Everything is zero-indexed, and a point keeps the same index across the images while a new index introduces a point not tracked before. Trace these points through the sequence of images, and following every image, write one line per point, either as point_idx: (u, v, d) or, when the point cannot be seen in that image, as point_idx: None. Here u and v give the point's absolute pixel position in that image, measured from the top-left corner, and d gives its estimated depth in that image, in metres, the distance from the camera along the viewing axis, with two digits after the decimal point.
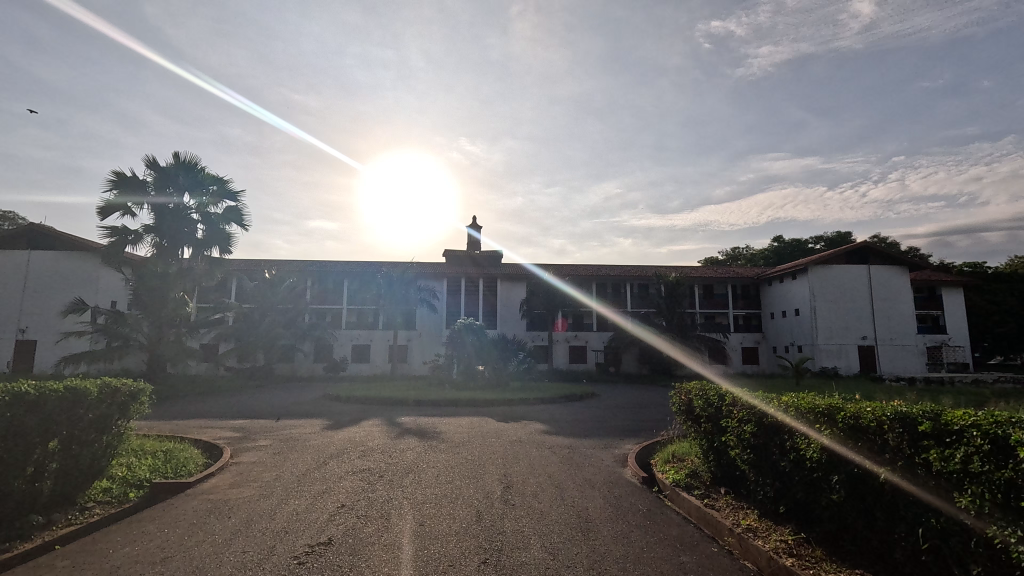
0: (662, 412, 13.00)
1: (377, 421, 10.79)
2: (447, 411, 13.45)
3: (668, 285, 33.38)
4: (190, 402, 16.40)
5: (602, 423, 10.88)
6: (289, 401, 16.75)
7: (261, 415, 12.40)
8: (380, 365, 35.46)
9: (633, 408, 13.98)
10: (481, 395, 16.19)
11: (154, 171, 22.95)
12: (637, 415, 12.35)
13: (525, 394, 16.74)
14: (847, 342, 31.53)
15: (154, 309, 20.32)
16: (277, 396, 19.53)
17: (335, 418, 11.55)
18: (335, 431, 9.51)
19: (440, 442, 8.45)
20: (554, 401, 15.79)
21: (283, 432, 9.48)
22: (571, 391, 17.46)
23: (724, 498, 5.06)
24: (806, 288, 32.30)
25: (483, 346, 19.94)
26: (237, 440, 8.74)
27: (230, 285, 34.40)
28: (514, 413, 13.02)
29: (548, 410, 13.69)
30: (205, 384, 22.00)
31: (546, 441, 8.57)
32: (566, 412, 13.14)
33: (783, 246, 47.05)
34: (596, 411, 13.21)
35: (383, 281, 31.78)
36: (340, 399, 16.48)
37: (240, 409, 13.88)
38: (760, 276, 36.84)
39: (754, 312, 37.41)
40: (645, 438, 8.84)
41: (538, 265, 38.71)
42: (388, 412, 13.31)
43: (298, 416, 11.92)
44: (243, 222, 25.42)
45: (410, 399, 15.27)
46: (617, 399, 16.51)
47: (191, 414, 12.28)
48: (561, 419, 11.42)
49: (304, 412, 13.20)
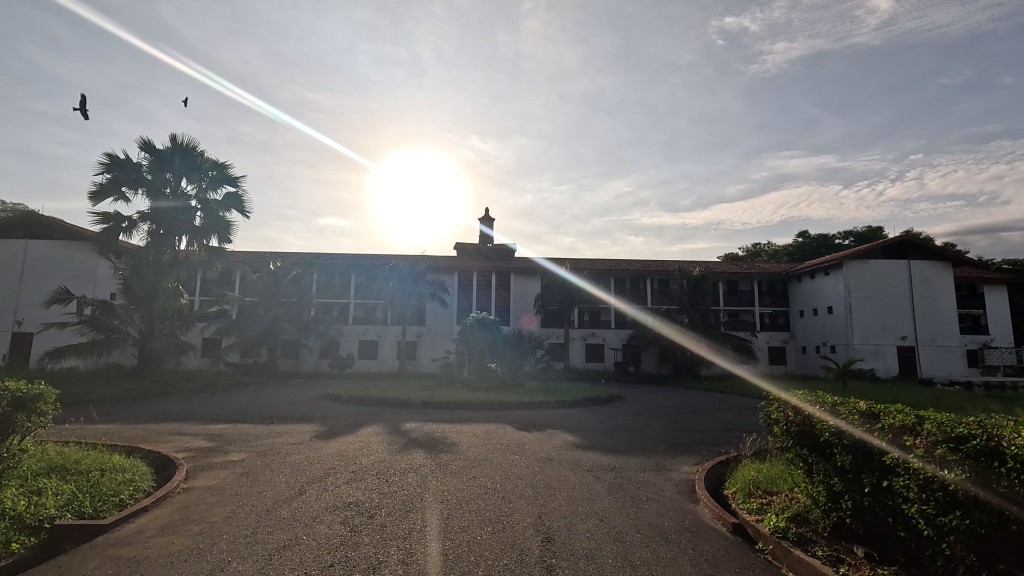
0: (704, 420, 11.35)
1: (378, 428, 9.24)
2: (459, 415, 11.86)
3: (692, 281, 31.58)
4: (178, 401, 14.95)
5: (641, 434, 9.22)
6: (285, 400, 15.27)
7: (246, 418, 10.86)
8: (388, 362, 34.07)
9: (669, 414, 12.33)
10: (496, 397, 14.61)
11: (150, 154, 21.57)
12: (677, 424, 10.67)
13: (545, 395, 15.12)
14: (885, 342, 29.45)
15: (145, 302, 18.93)
16: (275, 394, 18.07)
17: (330, 424, 10.00)
18: (325, 443, 7.92)
19: (452, 458, 6.84)
20: (577, 405, 14.18)
21: (263, 443, 7.94)
22: (594, 393, 15.87)
23: (872, 568, 3.40)
24: (840, 284, 30.25)
25: (497, 342, 18.36)
26: (206, 453, 7.21)
27: (233, 278, 33.14)
28: (535, 419, 11.43)
29: (573, 415, 12.07)
30: (201, 381, 20.58)
31: (581, 459, 6.93)
32: (593, 418, 11.51)
33: (809, 241, 44.86)
34: (628, 418, 11.58)
35: (392, 275, 30.38)
36: (340, 400, 14.97)
37: (227, 410, 12.40)
38: (788, 271, 34.80)
39: (781, 309, 35.43)
40: (703, 456, 7.17)
41: (552, 259, 37.05)
42: (393, 416, 11.78)
43: (289, 421, 10.43)
44: (243, 210, 24.08)
45: (416, 400, 13.68)
46: (646, 403, 14.84)
47: (171, 417, 10.80)
48: (592, 429, 9.79)
49: (299, 415, 11.71)
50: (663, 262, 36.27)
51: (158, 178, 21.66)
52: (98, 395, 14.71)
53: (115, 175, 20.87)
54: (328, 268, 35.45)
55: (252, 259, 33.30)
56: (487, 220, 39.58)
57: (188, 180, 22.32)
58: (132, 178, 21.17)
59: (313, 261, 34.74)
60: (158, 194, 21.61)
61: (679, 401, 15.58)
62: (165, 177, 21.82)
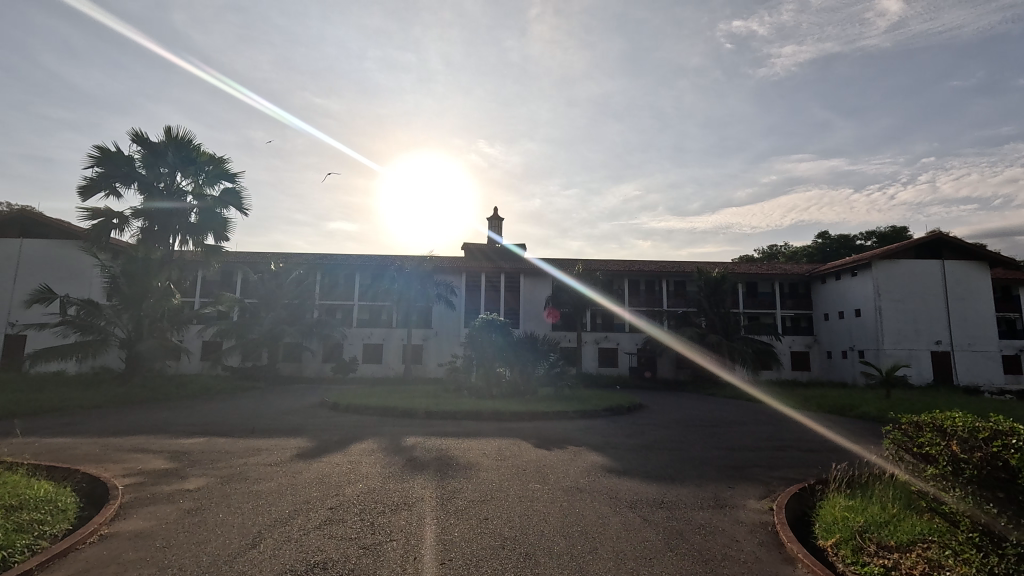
0: (745, 435, 9.97)
1: (374, 444, 7.97)
2: (468, 427, 10.53)
3: (710, 282, 30.23)
4: (161, 409, 13.72)
5: (680, 454, 7.85)
6: (279, 409, 14.03)
7: (228, 431, 9.61)
8: (393, 366, 32.81)
9: (702, 427, 10.94)
10: (507, 405, 13.26)
11: (143, 147, 20.35)
12: (718, 440, 9.26)
13: (561, 403, 13.79)
14: (917, 347, 27.74)
15: (133, 301, 17.83)
16: (270, 401, 16.87)
17: (319, 439, 8.70)
18: (306, 465, 6.60)
19: (461, 487, 5.51)
20: (597, 414, 12.83)
21: (233, 463, 6.67)
22: (614, 401, 14.45)
23: None
24: (869, 285, 28.62)
25: (507, 345, 16.98)
26: (158, 479, 5.91)
27: (234, 279, 32.14)
28: (553, 432, 10.09)
29: (594, 428, 10.73)
30: (194, 386, 19.39)
31: (618, 490, 5.58)
32: (618, 431, 10.17)
33: (829, 242, 43.19)
34: (658, 431, 10.19)
35: (398, 276, 29.23)
36: (337, 408, 13.73)
37: (210, 421, 11.17)
38: (811, 272, 33.21)
39: (804, 312, 33.81)
40: (768, 487, 5.77)
41: (562, 260, 35.74)
42: (393, 427, 10.51)
43: (274, 434, 9.16)
44: (241, 206, 22.99)
45: (421, 409, 12.39)
46: (673, 414, 13.44)
47: (143, 428, 9.59)
48: (620, 446, 8.43)
49: (288, 425, 10.48)
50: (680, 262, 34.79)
51: (152, 172, 20.56)
52: (75, 401, 13.54)
53: (105, 168, 19.79)
54: (332, 268, 34.37)
55: (253, 259, 32.27)
56: (496, 220, 38.38)
57: (183, 174, 21.28)
58: (124, 172, 20.03)
59: (316, 261, 33.69)
60: (152, 190, 20.53)
61: (708, 411, 14.18)
62: (159, 171, 20.75)
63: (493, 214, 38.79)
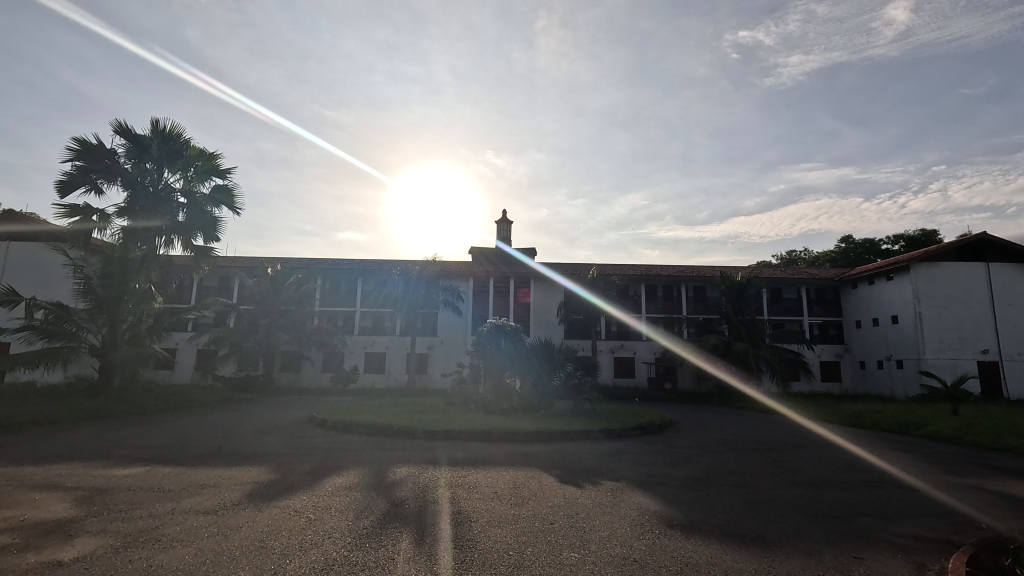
0: (815, 464, 8.11)
1: (356, 481, 6.20)
2: (473, 453, 8.68)
3: (734, 286, 28.32)
4: (126, 426, 12.01)
5: (749, 494, 6.01)
6: (260, 426, 12.28)
7: (178, 459, 7.79)
8: (396, 377, 30.98)
9: (757, 452, 9.12)
10: (520, 424, 11.42)
11: (127, 140, 18.91)
12: (790, 472, 7.37)
13: (582, 420, 11.94)
14: (962, 356, 25.55)
15: (108, 304, 16.22)
16: (255, 416, 15.15)
17: (286, 473, 6.86)
18: (251, 516, 4.81)
19: (462, 563, 3.70)
20: (625, 433, 11.03)
21: (156, 513, 4.89)
22: (641, 418, 12.60)
23: None
24: (907, 290, 26.55)
25: (518, 354, 15.23)
26: (33, 540, 4.11)
27: (231, 284, 30.69)
28: (578, 458, 8.24)
29: (628, 452, 8.94)
30: (174, 399, 17.61)
31: (697, 567, 3.74)
32: (659, 458, 8.33)
33: (853, 246, 41.14)
34: (709, 458, 8.36)
35: (402, 281, 27.70)
36: (324, 424, 11.97)
37: (169, 443, 9.41)
38: (840, 277, 31.18)
39: (833, 320, 31.79)
40: (922, 568, 3.87)
41: (574, 265, 33.99)
42: (385, 450, 8.78)
43: (232, 464, 7.34)
44: (234, 205, 21.54)
45: (419, 427, 10.60)
46: (712, 433, 11.64)
47: (78, 455, 7.87)
48: (668, 481, 6.59)
49: (260, 449, 8.76)
50: (698, 267, 32.93)
51: (137, 168, 19.08)
52: (27, 417, 11.82)
53: (85, 162, 18.28)
54: (334, 274, 32.83)
55: (251, 264, 30.82)
56: (504, 222, 36.74)
57: (170, 170, 19.84)
58: (106, 166, 18.56)
59: (317, 266, 32.18)
60: (137, 186, 19.07)
61: (750, 430, 12.34)
62: (145, 167, 19.27)
63: (502, 217, 37.23)
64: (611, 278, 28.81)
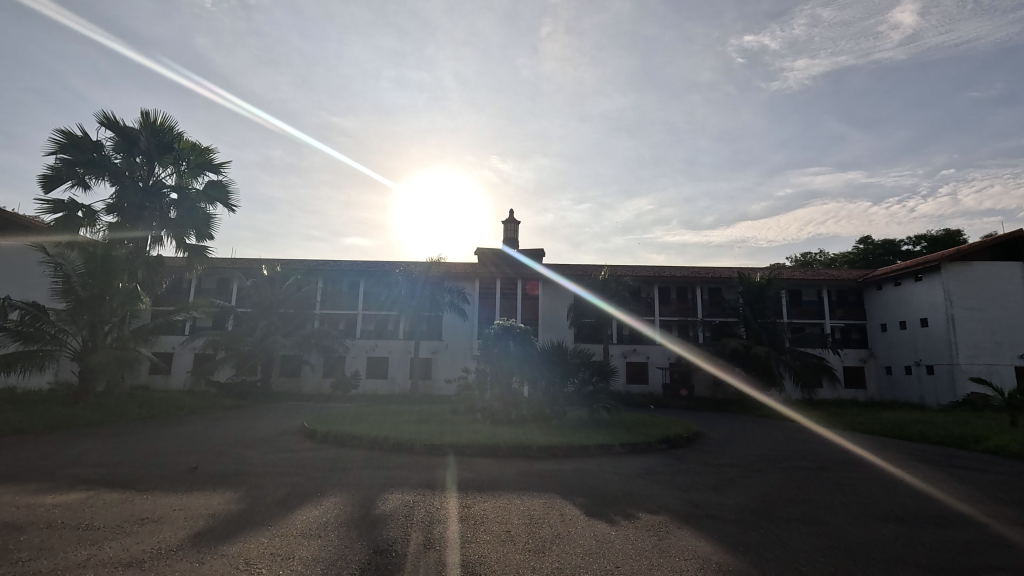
0: (886, 491, 6.83)
1: (333, 516, 5.00)
2: (479, 472, 7.42)
3: (753, 288, 26.96)
4: (99, 437, 10.91)
5: (833, 537, 4.74)
6: (245, 437, 11.11)
7: (131, 480, 6.59)
8: (400, 383, 29.82)
9: (811, 473, 7.83)
10: (532, 436, 10.20)
11: (114, 132, 17.96)
12: (862, 502, 6.12)
13: (601, 432, 10.70)
14: (999, 362, 23.99)
15: (89, 303, 15.12)
16: (245, 425, 14.01)
17: (254, 501, 5.64)
18: (187, 570, 3.61)
19: None
20: (652, 448, 9.79)
21: (63, 566, 3.72)
22: (667, 429, 11.34)
23: None
24: (938, 291, 25.11)
25: (529, 358, 14.05)
26: None
27: (230, 287, 29.73)
28: (602, 481, 6.99)
29: (661, 473, 7.68)
30: (161, 406, 16.52)
31: None
32: (699, 479, 7.10)
33: (873, 246, 39.67)
34: (759, 480, 7.09)
35: (406, 284, 26.64)
36: (315, 436, 10.81)
37: (132, 458, 8.23)
38: (864, 278, 29.76)
39: (856, 323, 30.37)
40: None
41: (584, 266, 32.75)
42: (378, 469, 7.61)
43: (193, 489, 6.15)
44: (228, 202, 20.55)
45: (418, 441, 9.40)
46: (748, 448, 10.39)
47: (20, 475, 6.74)
48: (722, 515, 5.33)
49: (235, 467, 7.61)
50: (714, 268, 31.59)
51: (125, 162, 18.12)
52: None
53: (70, 155, 17.31)
54: (335, 276, 31.81)
55: (250, 265, 29.85)
56: (511, 222, 35.60)
57: (161, 164, 18.91)
58: (92, 159, 17.60)
59: (317, 268, 31.16)
60: (125, 181, 18.07)
61: (789, 444, 11.06)
62: (136, 162, 18.32)
63: (509, 217, 36.10)
64: (623, 280, 27.57)
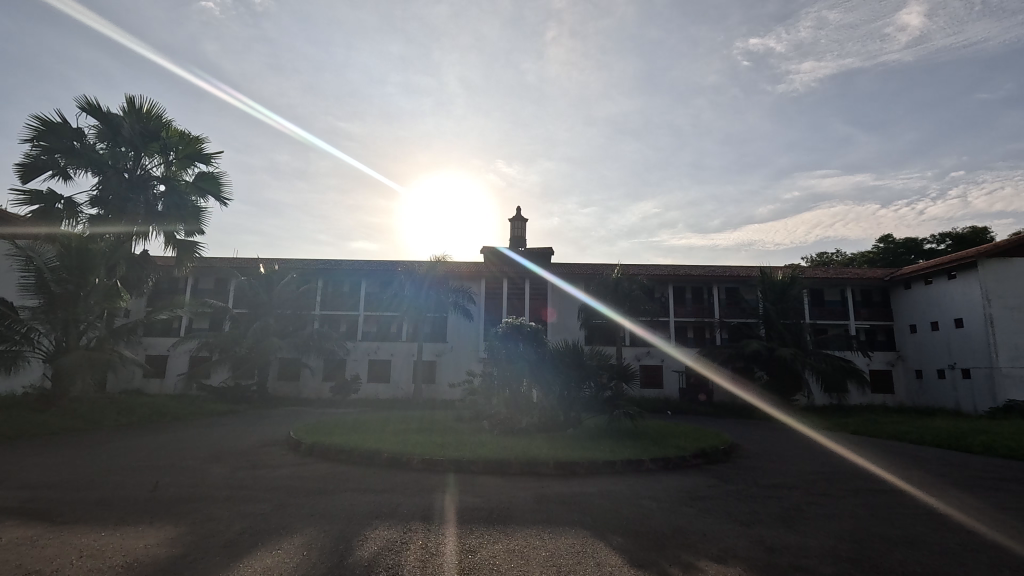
0: (997, 528, 5.45)
1: (293, 567, 3.71)
2: (488, 497, 6.05)
3: (775, 286, 25.49)
4: (59, 447, 9.70)
5: None
6: (221, 448, 9.84)
7: (51, 509, 5.25)
8: (402, 386, 28.52)
9: (887, 499, 6.48)
10: (548, 449, 8.87)
11: (98, 119, 16.85)
12: (980, 548, 4.77)
13: (626, 444, 9.32)
14: None
15: (63, 301, 14.06)
16: (230, 433, 12.81)
17: (197, 540, 4.33)
18: None
19: None
20: (686, 463, 8.43)
21: None
22: (700, 441, 9.95)
23: None
24: (974, 289, 23.52)
25: (541, 360, 12.74)
26: None
27: (227, 286, 28.68)
28: (640, 510, 5.64)
29: (706, 497, 6.34)
30: (143, 411, 15.34)
31: None
32: (761, 509, 5.73)
33: (894, 245, 38.04)
34: (838, 514, 5.72)
35: (407, 283, 25.41)
36: (300, 448, 9.55)
37: (75, 476, 6.95)
38: (890, 277, 28.18)
39: (883, 324, 28.80)
40: None
41: (595, 265, 31.41)
42: (364, 491, 6.30)
43: (121, 524, 4.77)
44: (221, 195, 19.40)
45: (416, 455, 8.10)
46: (795, 463, 9.01)
47: None
48: (815, 569, 3.97)
49: (193, 489, 6.34)
50: (731, 266, 30.16)
51: (110, 151, 17.00)
52: None
53: (48, 142, 16.22)
54: (335, 275, 30.64)
55: (247, 264, 28.72)
56: (519, 221, 34.28)
57: (148, 154, 17.76)
58: (72, 147, 16.50)
59: (317, 267, 30.02)
60: (109, 171, 16.92)
61: (842, 459, 9.65)
62: (121, 151, 17.17)
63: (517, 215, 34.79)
64: (637, 279, 26.17)
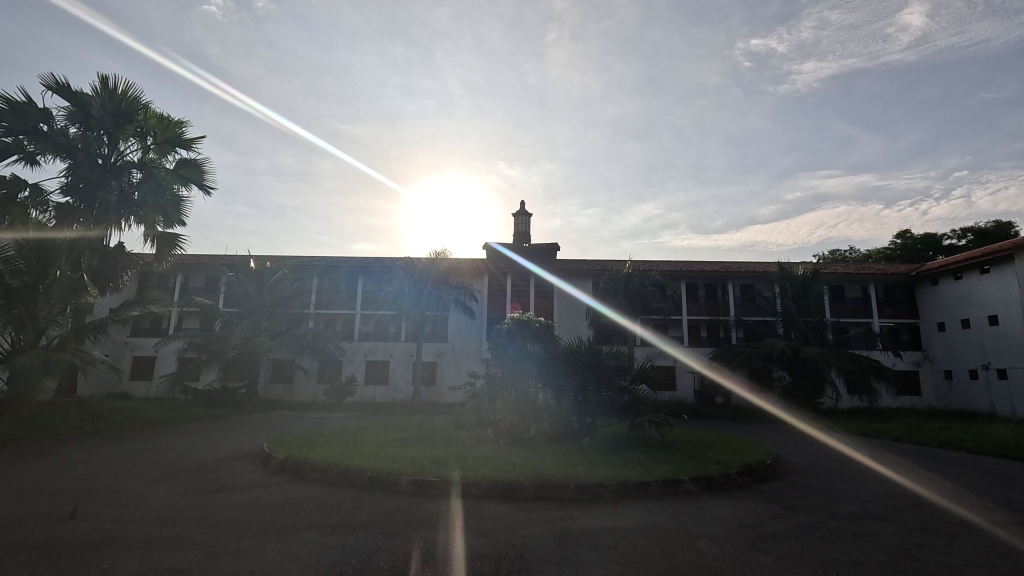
0: None
1: None
2: (497, 537, 4.63)
3: (796, 282, 23.94)
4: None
5: None
6: (184, 464, 8.42)
7: None
8: (402, 389, 27.10)
9: (1006, 539, 5.05)
10: (566, 467, 7.42)
11: (67, 99, 15.48)
12: None
13: (656, 459, 7.86)
14: None
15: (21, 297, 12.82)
16: (203, 443, 11.38)
17: None
18: None
19: None
20: (733, 485, 6.98)
21: None
22: (741, 455, 8.51)
23: None
24: (1011, 284, 21.97)
25: (552, 361, 11.25)
26: None
27: (217, 284, 27.29)
28: (702, 557, 4.23)
29: (777, 534, 4.90)
30: (113, 416, 13.90)
31: None
32: (865, 557, 4.30)
33: (914, 241, 36.43)
34: (965, 566, 4.29)
35: (404, 280, 23.99)
36: (273, 464, 8.13)
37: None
38: (917, 273, 26.58)
39: (908, 322, 27.25)
40: None
41: (603, 262, 29.95)
42: (334, 527, 4.84)
43: None
44: (205, 184, 17.99)
45: (406, 475, 6.66)
46: (860, 482, 7.56)
47: None
48: None
49: (114, 524, 4.93)
50: (747, 262, 28.65)
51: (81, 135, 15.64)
52: None
53: (11, 124, 14.80)
54: (331, 273, 29.28)
55: (238, 260, 27.28)
56: (523, 216, 32.83)
57: (124, 139, 16.39)
58: (38, 130, 15.12)
59: (312, 264, 28.67)
60: (79, 156, 15.52)
61: (910, 477, 8.18)
62: (93, 134, 15.78)
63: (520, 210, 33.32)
64: (648, 275, 24.72)
